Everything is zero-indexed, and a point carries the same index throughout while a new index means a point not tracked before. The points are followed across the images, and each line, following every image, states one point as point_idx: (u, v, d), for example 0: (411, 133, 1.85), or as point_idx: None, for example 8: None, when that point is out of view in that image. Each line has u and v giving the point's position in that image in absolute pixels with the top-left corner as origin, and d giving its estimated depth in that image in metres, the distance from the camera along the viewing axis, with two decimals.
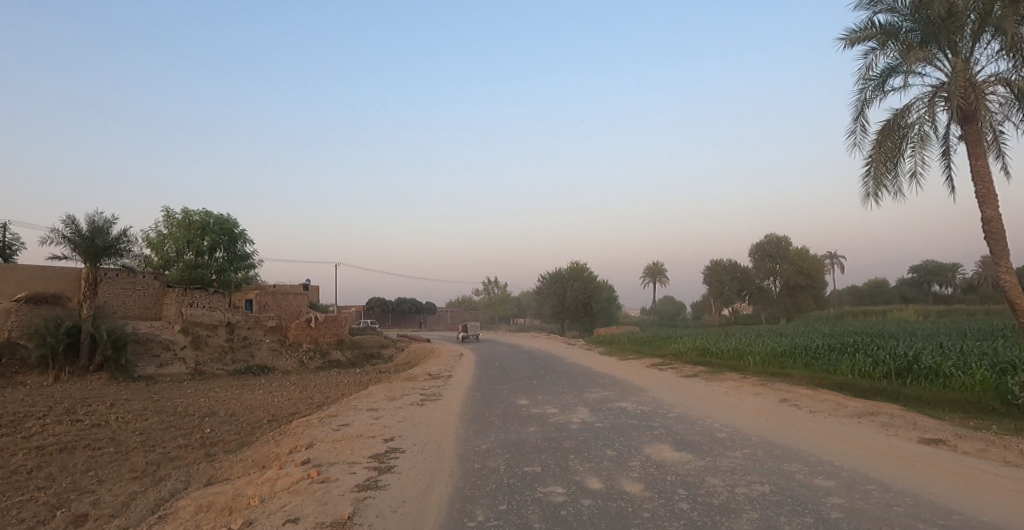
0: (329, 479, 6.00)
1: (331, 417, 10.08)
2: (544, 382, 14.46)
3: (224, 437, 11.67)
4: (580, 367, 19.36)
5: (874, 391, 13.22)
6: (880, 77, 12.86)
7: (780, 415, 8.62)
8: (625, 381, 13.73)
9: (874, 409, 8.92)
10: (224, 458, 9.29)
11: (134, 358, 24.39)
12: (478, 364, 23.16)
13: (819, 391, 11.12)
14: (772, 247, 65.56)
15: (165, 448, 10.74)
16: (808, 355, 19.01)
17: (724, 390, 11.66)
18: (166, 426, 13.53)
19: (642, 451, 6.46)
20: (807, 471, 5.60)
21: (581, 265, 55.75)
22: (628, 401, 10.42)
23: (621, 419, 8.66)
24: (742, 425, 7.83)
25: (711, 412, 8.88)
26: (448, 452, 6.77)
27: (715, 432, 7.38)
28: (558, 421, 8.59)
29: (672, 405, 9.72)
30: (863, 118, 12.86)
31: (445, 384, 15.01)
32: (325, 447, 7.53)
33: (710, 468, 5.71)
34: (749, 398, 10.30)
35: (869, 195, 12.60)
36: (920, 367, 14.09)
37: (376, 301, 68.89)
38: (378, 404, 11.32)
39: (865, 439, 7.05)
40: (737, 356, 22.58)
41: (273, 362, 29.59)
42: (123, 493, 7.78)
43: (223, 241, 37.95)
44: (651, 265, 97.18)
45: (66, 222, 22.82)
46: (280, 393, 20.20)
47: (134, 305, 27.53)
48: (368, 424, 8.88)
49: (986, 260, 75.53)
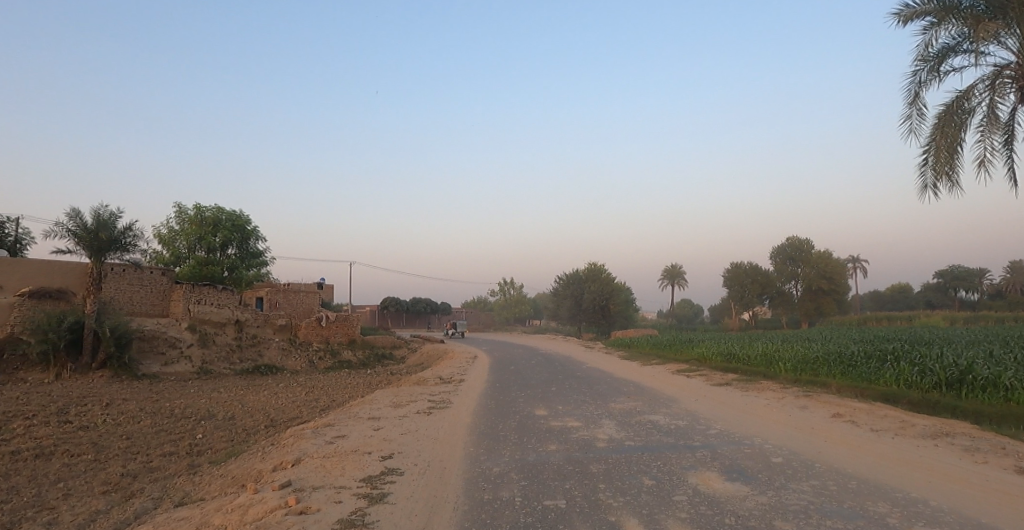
0: (310, 509, 5.01)
1: (326, 427, 9.11)
2: (563, 390, 13.36)
3: (214, 444, 10.83)
4: (601, 373, 18.28)
5: (927, 404, 11.89)
6: (940, 57, 11.62)
7: (839, 434, 7.42)
8: (651, 390, 12.56)
9: (948, 428, 7.70)
10: (204, 472, 8.39)
11: (138, 356, 23.78)
12: (492, 368, 22.11)
13: (873, 405, 9.85)
14: (794, 250, 64.14)
15: (148, 457, 9.91)
16: (844, 364, 17.61)
17: (765, 402, 10.44)
18: (158, 430, 12.75)
19: (687, 481, 5.34)
20: (901, 514, 4.46)
21: (598, 266, 54.37)
22: (659, 414, 9.26)
23: (654, 435, 7.53)
24: (800, 448, 6.64)
25: (758, 430, 7.70)
26: (454, 477, 5.73)
27: (770, 457, 6.20)
28: (581, 438, 7.48)
29: (711, 420, 8.56)
30: (919, 102, 11.60)
31: (456, 391, 14.00)
32: (313, 464, 6.58)
33: (778, 509, 4.56)
34: (797, 413, 9.09)
35: (927, 185, 11.22)
36: (975, 378, 12.71)
37: (391, 300, 68.33)
38: (381, 412, 10.32)
39: (956, 469, 5.82)
40: (767, 363, 21.23)
41: (282, 362, 28.79)
42: (87, 512, 6.89)
43: (235, 238, 37.42)
44: (668, 268, 95.12)
45: (71, 215, 22.23)
46: (285, 395, 19.30)
47: (142, 301, 26.99)
48: (366, 438, 7.87)
49: (1015, 265, 72.57)
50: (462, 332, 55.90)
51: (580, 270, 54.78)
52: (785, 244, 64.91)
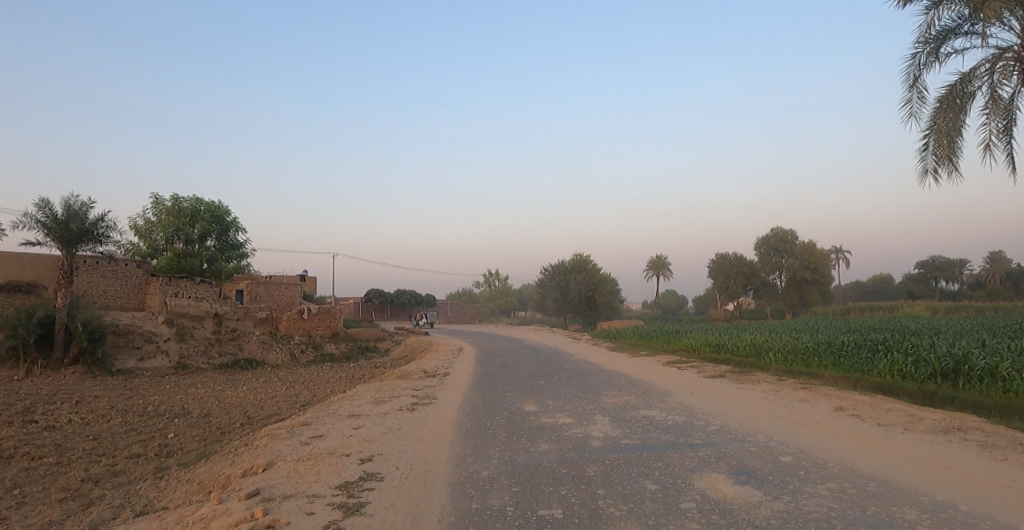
0: (278, 521, 4.49)
1: (303, 426, 8.56)
2: (553, 383, 12.94)
3: (185, 444, 10.23)
4: (589, 365, 17.94)
5: (925, 395, 11.66)
6: (941, 38, 11.25)
7: (845, 430, 7.06)
8: (643, 382, 12.20)
9: (957, 422, 7.39)
10: (171, 476, 7.81)
11: (112, 351, 22.91)
12: (479, 361, 21.66)
13: (874, 397, 9.54)
14: (779, 240, 64.44)
15: (113, 459, 9.31)
16: (835, 354, 17.41)
17: (762, 394, 10.09)
18: (127, 429, 12.10)
19: (693, 485, 4.89)
20: (931, 521, 4.07)
21: (584, 257, 54.14)
22: (654, 408, 8.86)
23: (652, 432, 7.12)
24: (808, 445, 6.26)
25: (760, 426, 7.32)
26: (439, 483, 5.25)
27: (779, 456, 5.79)
28: (574, 436, 7.02)
29: (708, 414, 8.17)
30: (920, 85, 11.23)
31: (440, 385, 13.49)
32: (285, 469, 6.05)
33: (797, 517, 4.13)
34: (797, 406, 8.74)
35: (928, 170, 10.85)
36: (971, 368, 12.52)
37: (375, 292, 67.65)
38: (361, 409, 9.78)
39: (976, 467, 5.48)
40: (756, 353, 21.04)
41: (262, 356, 28.02)
42: (39, 522, 6.31)
43: (215, 229, 36.41)
44: (654, 259, 95.09)
45: (39, 205, 21.23)
46: (265, 390, 18.63)
47: (116, 294, 26.06)
48: (345, 438, 7.34)
49: (993, 255, 73.90)
50: (431, 323, 56.68)
51: (565, 261, 54.43)
52: (769, 235, 65.18)
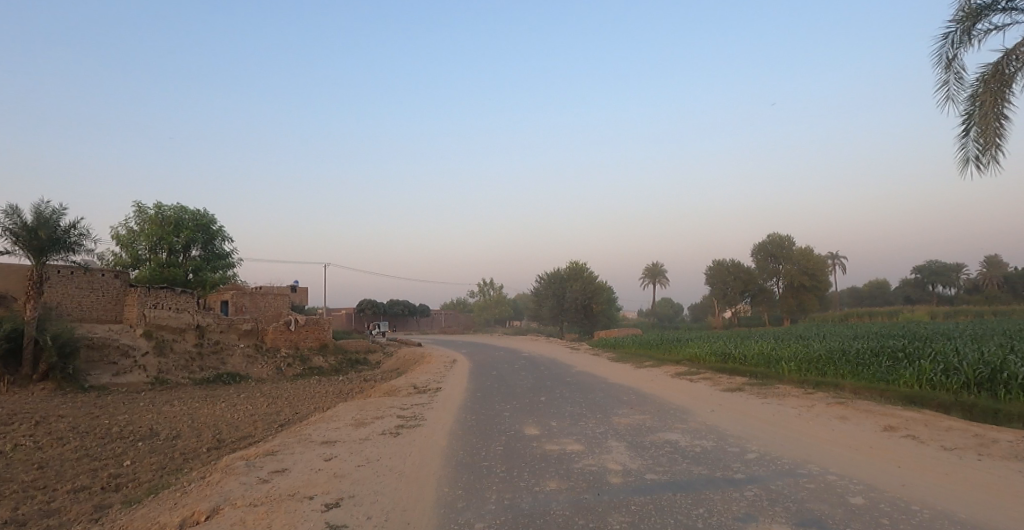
0: None
1: (267, 457, 7.32)
2: (555, 401, 11.69)
3: (140, 475, 8.97)
4: (593, 378, 16.76)
5: (965, 408, 10.51)
6: (978, 14, 10.17)
7: (910, 456, 5.92)
8: (656, 399, 11.03)
9: None
10: (107, 520, 6.55)
11: (85, 366, 21.51)
12: (473, 374, 20.44)
13: (922, 414, 8.40)
14: (776, 247, 63.47)
15: (51, 496, 8.03)
16: (852, 363, 16.25)
17: (792, 410, 8.96)
18: (80, 456, 10.80)
19: None
20: None
21: (581, 265, 53.16)
22: (675, 431, 7.69)
23: (679, 462, 5.98)
24: (877, 480, 5.11)
25: (806, 453, 6.17)
26: None
27: (847, 497, 4.62)
28: (587, 470, 5.82)
29: (741, 439, 7.00)
30: (956, 65, 10.22)
31: (430, 403, 12.23)
32: (228, 520, 4.83)
33: None
34: (839, 426, 7.58)
35: (969, 158, 9.79)
36: (1009, 377, 11.42)
37: (367, 303, 66.38)
38: (337, 434, 8.50)
39: None
40: (767, 362, 19.88)
41: (246, 370, 26.60)
42: None
43: (200, 238, 35.02)
44: (650, 267, 93.66)
45: (7, 212, 19.92)
46: (244, 408, 17.26)
47: (92, 307, 24.73)
48: (314, 474, 6.10)
49: (991, 260, 72.97)
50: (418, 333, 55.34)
51: (561, 269, 53.46)
52: (766, 241, 64.28)
